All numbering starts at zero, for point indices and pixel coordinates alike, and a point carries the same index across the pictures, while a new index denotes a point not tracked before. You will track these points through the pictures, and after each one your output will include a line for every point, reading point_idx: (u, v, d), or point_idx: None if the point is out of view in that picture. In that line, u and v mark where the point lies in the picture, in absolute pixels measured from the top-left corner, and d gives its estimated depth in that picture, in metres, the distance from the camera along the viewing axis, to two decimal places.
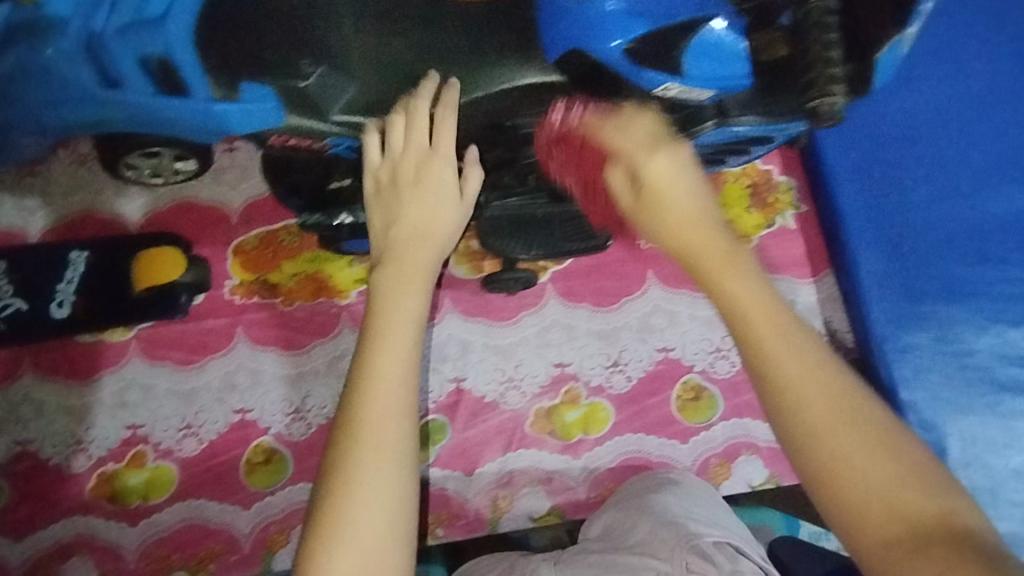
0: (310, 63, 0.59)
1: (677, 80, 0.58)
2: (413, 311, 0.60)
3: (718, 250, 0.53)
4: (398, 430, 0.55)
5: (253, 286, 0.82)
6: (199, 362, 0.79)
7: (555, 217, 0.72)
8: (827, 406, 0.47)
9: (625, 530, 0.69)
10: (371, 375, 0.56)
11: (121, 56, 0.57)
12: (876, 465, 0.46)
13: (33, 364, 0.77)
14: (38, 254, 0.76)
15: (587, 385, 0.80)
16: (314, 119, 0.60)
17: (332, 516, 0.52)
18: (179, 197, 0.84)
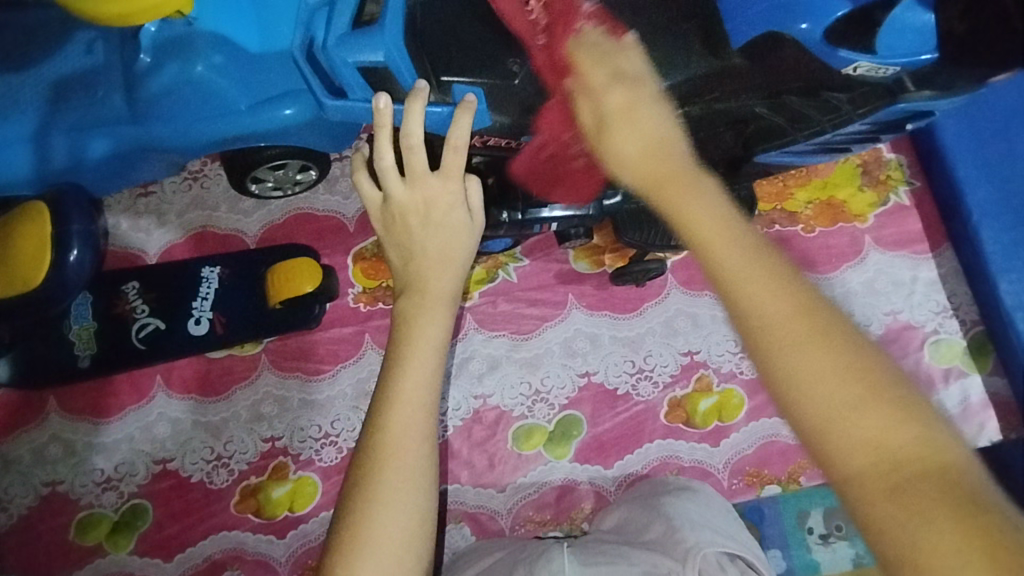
0: (517, 61, 0.57)
1: (868, 58, 0.52)
2: (435, 341, 0.58)
3: (671, 163, 0.48)
4: (411, 458, 0.55)
5: (377, 293, 0.82)
6: (332, 371, 0.80)
7: None
8: (814, 353, 0.41)
9: (639, 527, 0.68)
10: (392, 399, 0.56)
11: (341, 64, 0.54)
12: (867, 412, 0.40)
13: (166, 379, 0.78)
14: (172, 274, 0.79)
15: (717, 372, 0.80)
16: (518, 116, 0.57)
17: (354, 534, 0.53)
18: (295, 208, 0.84)
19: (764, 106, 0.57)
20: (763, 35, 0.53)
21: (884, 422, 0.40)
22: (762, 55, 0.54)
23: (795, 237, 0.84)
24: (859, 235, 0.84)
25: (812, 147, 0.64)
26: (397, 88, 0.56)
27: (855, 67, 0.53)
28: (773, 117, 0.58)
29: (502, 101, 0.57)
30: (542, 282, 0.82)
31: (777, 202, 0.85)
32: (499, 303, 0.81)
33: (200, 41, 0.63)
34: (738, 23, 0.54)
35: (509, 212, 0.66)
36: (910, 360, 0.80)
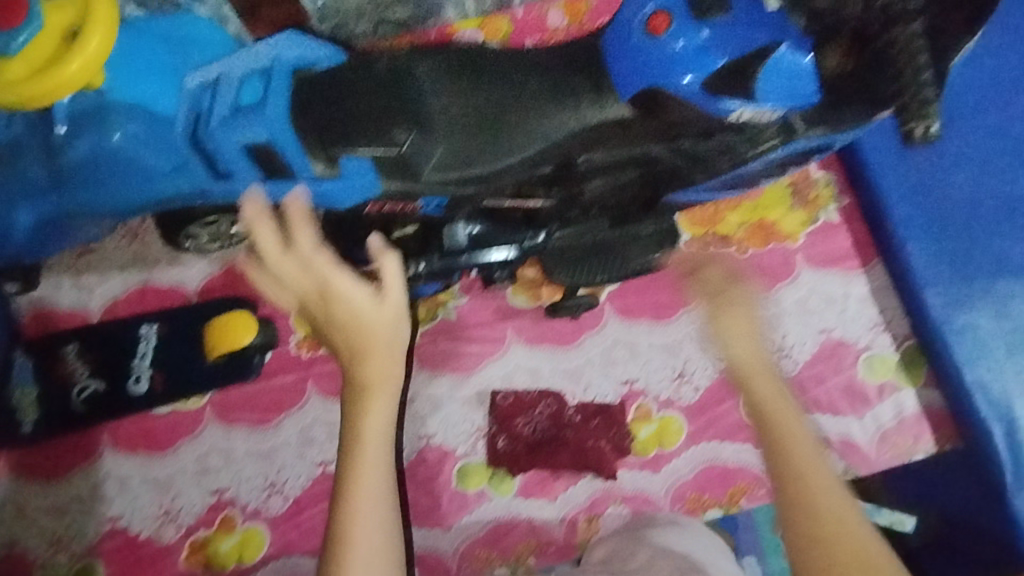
0: (402, 131, 0.60)
1: (750, 104, 0.58)
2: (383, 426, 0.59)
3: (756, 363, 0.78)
4: (381, 516, 0.57)
5: (318, 338, 0.82)
6: (276, 420, 0.81)
7: (615, 241, 0.72)
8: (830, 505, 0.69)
9: (624, 558, 0.68)
10: (353, 489, 0.58)
11: (225, 144, 0.59)
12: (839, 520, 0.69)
13: (112, 436, 0.79)
14: (111, 332, 0.79)
15: (656, 399, 0.81)
16: (410, 181, 0.61)
17: None
18: (235, 258, 0.85)
19: (661, 148, 0.63)
20: (645, 90, 0.59)
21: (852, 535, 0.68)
22: (646, 106, 0.60)
23: (729, 260, 0.85)
24: (791, 255, 0.85)
25: (716, 184, 0.69)
26: (285, 164, 0.60)
27: (739, 114, 0.59)
28: (674, 159, 0.65)
29: (392, 168, 0.60)
30: (480, 319, 0.84)
31: (709, 226, 0.86)
32: (440, 342, 0.83)
33: (117, 112, 0.65)
34: (623, 82, 0.60)
35: (423, 263, 0.69)
36: (844, 377, 0.81)
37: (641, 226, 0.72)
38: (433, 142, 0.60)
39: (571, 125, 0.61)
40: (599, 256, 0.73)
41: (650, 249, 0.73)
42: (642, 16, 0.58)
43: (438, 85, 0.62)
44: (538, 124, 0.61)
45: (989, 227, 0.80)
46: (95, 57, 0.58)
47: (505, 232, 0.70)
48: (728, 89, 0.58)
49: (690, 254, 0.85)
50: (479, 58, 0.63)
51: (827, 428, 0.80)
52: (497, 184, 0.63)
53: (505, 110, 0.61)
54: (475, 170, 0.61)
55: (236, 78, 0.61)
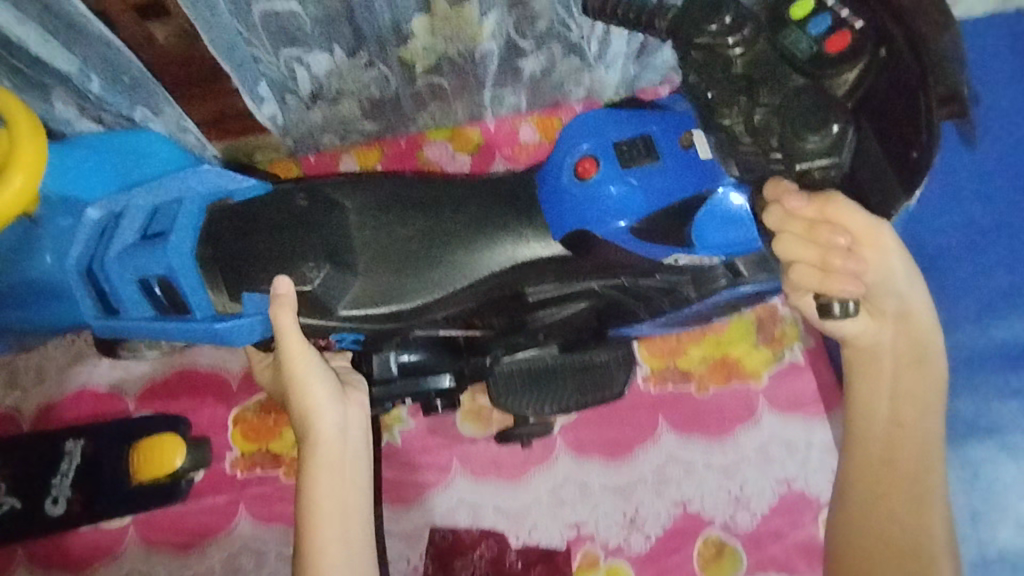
0: (313, 267, 0.61)
1: (684, 252, 0.60)
2: (338, 494, 0.60)
3: (915, 343, 0.53)
4: (337, 545, 0.59)
5: (254, 457, 0.80)
6: (202, 544, 0.77)
7: (566, 367, 0.71)
8: (884, 492, 0.54)
9: None
10: (313, 572, 0.58)
11: (122, 284, 0.64)
12: (887, 496, 0.54)
13: (30, 555, 0.75)
14: (38, 444, 0.75)
15: (604, 546, 0.77)
16: (324, 318, 0.62)
17: None
18: (178, 364, 0.83)
19: (603, 285, 0.65)
20: (575, 234, 0.60)
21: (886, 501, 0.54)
22: (575, 247, 0.61)
23: (687, 397, 0.82)
24: (752, 396, 0.82)
25: (673, 319, 0.73)
26: (181, 302, 0.63)
27: (675, 259, 0.61)
28: (622, 296, 0.66)
29: (305, 303, 0.61)
30: (426, 445, 0.81)
31: (670, 359, 0.84)
32: (381, 469, 0.80)
33: (47, 210, 0.65)
34: (554, 220, 0.61)
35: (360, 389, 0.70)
36: (804, 534, 0.77)
37: (596, 352, 0.72)
38: (350, 278, 0.61)
39: (500, 261, 0.62)
40: (545, 383, 0.71)
41: (601, 382, 0.73)
42: (570, 160, 0.59)
43: (362, 219, 0.63)
44: (457, 263, 0.62)
45: (966, 383, 0.76)
46: (23, 192, 0.58)
47: (444, 360, 0.70)
48: (656, 239, 0.59)
49: (648, 388, 0.83)
50: (406, 190, 0.64)
51: None
52: (422, 319, 0.64)
53: (425, 246, 0.62)
54: (388, 307, 0.61)
55: (145, 209, 0.66)
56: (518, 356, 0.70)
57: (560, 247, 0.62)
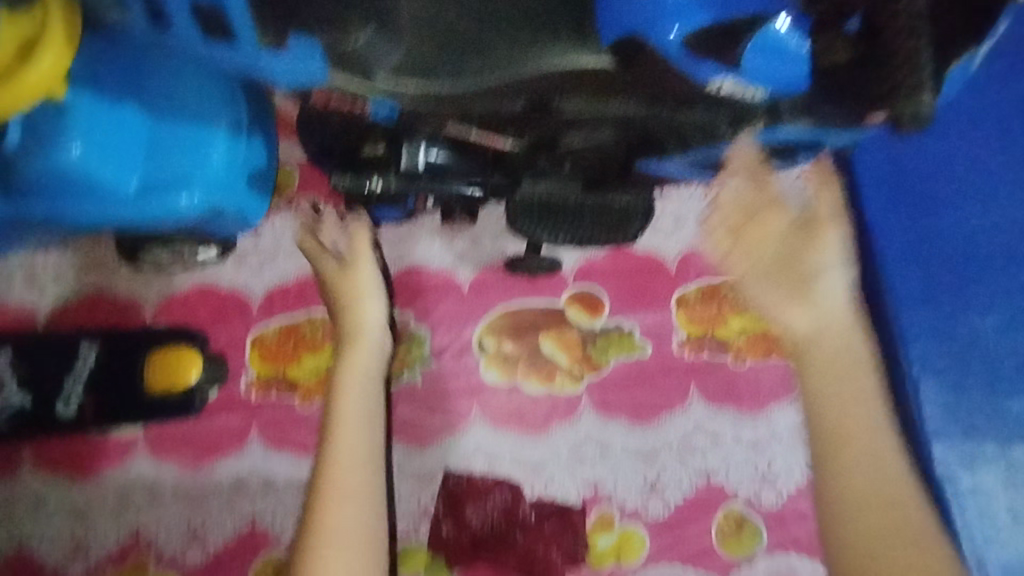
0: (356, 13, 0.50)
1: (732, 76, 0.51)
2: (374, 322, 0.73)
3: (844, 320, 0.68)
4: (360, 461, 0.67)
5: (270, 380, 0.78)
6: (210, 463, 0.75)
7: (585, 206, 0.70)
8: (858, 444, 0.65)
9: None
10: (338, 395, 0.69)
11: None
12: (830, 393, 0.67)
13: (35, 454, 0.74)
14: (47, 344, 0.74)
15: (620, 508, 0.76)
16: (359, 78, 0.52)
17: (317, 532, 0.64)
18: (198, 280, 0.81)
19: (640, 109, 0.56)
20: (630, 37, 0.51)
21: (858, 458, 0.65)
22: (632, 62, 0.52)
23: (722, 368, 0.79)
24: (792, 373, 0.78)
25: (704, 156, 0.68)
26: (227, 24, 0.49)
27: (718, 84, 0.51)
28: (657, 129, 0.59)
29: (343, 61, 0.51)
30: (447, 388, 0.79)
31: (708, 328, 0.80)
32: (400, 407, 0.78)
33: None
34: (609, 21, 0.51)
35: (379, 181, 0.68)
36: None
37: (614, 197, 0.70)
38: (390, 43, 0.52)
39: (559, 64, 0.53)
40: (559, 214, 0.70)
41: (613, 221, 0.72)
42: None
43: None
44: (513, 50, 0.53)
45: None
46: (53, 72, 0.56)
47: (471, 167, 0.67)
48: (704, 53, 0.50)
49: (683, 354, 0.79)
50: None
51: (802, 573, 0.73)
52: (458, 109, 0.56)
53: (478, 31, 0.54)
54: (432, 88, 0.53)
55: None
56: (538, 188, 0.67)
57: (610, 57, 0.53)
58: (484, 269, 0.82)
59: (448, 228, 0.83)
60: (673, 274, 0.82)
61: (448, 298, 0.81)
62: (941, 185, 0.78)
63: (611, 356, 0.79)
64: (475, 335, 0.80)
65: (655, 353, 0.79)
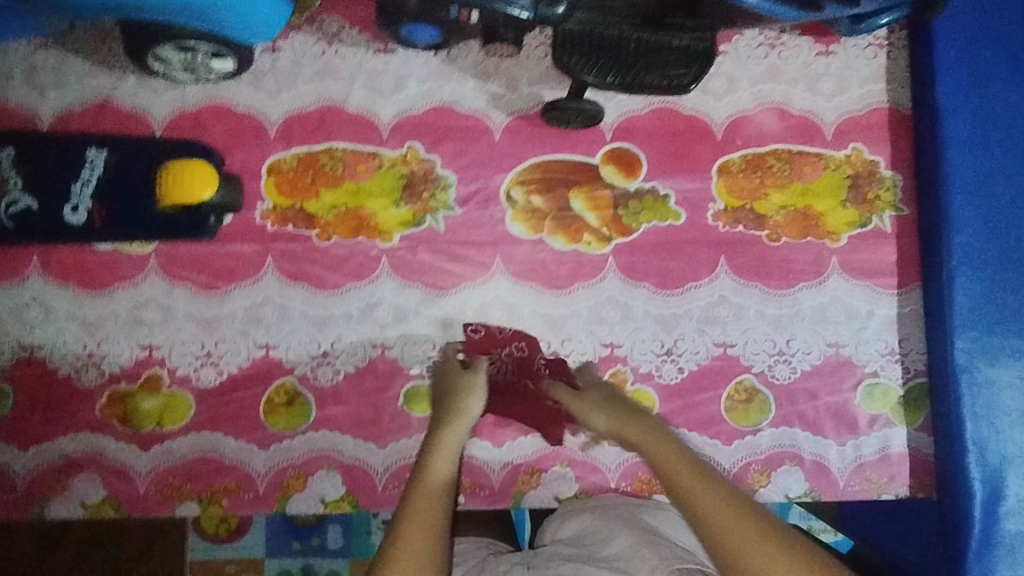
0: None
1: None
2: (455, 442, 0.67)
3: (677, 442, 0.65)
4: (450, 470, 0.65)
5: (287, 213, 0.75)
6: (224, 288, 0.74)
7: (641, 42, 0.66)
8: (748, 532, 0.57)
9: (600, 540, 0.64)
10: (427, 476, 0.64)
11: None
12: (747, 531, 0.57)
13: (43, 261, 0.72)
14: (54, 147, 0.73)
15: (635, 370, 0.75)
16: None
17: (405, 520, 0.60)
18: (212, 98, 0.75)
19: None
20: None
21: (777, 562, 0.55)
22: None
23: (755, 243, 0.76)
24: (826, 254, 0.76)
25: None
26: None
27: None
28: None
29: None
30: (469, 236, 0.75)
31: (747, 200, 0.77)
32: (420, 252, 0.75)
33: None
34: None
35: None
36: (838, 398, 0.75)
37: (674, 36, 0.66)
38: None
39: None
40: (613, 48, 0.65)
41: (671, 63, 0.67)
42: None
43: None
44: None
45: None
46: None
47: None
48: None
49: (717, 225, 0.76)
50: None
51: (804, 445, 0.75)
52: None
53: None
54: None
55: None
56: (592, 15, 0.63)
57: None
58: (518, 116, 0.77)
59: (483, 67, 0.77)
60: (719, 141, 0.77)
61: (477, 142, 0.76)
62: (1009, 61, 0.73)
63: (643, 220, 0.76)
64: (504, 185, 0.76)
65: (688, 221, 0.76)
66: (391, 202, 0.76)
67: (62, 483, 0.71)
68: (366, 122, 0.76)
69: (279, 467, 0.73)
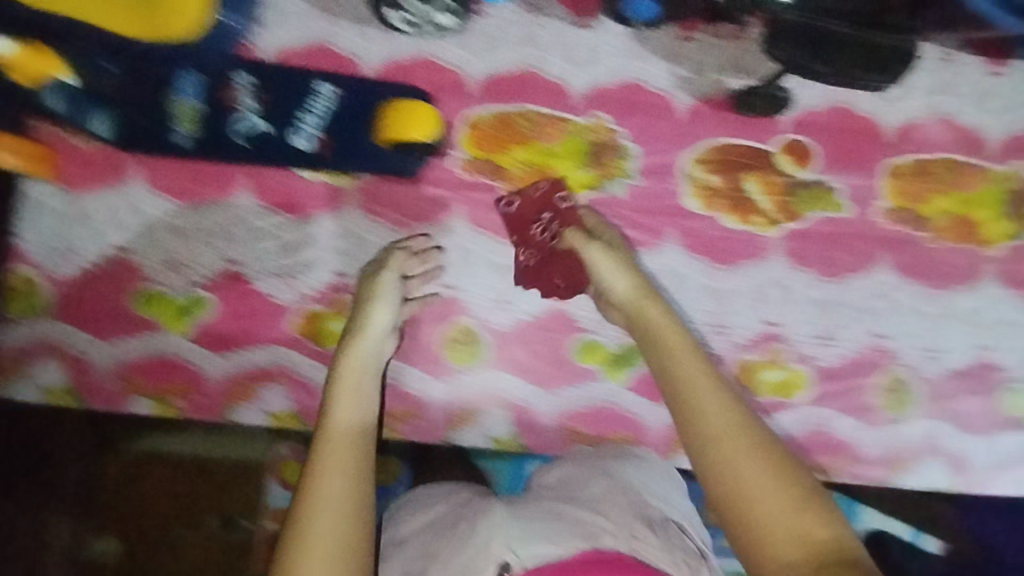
0: None
1: None
2: (368, 356, 0.70)
3: (696, 357, 0.62)
4: (365, 415, 0.65)
5: (481, 165, 0.80)
6: (412, 228, 0.79)
7: None
8: (762, 466, 0.54)
9: (581, 484, 0.68)
10: (328, 428, 0.63)
11: None
12: (748, 466, 0.54)
13: (253, 186, 0.78)
14: (287, 77, 0.76)
15: (795, 350, 0.80)
16: None
17: (309, 501, 0.57)
18: (420, 50, 0.79)
19: None
20: None
21: (756, 471, 0.53)
22: None
23: (914, 243, 0.81)
24: (980, 261, 0.81)
25: None
26: None
27: None
28: None
29: None
30: (647, 206, 0.80)
31: (912, 202, 0.81)
32: (600, 215, 0.80)
33: None
34: None
35: None
36: (981, 398, 0.81)
37: None
38: None
39: None
40: None
41: None
42: None
43: None
44: None
45: None
46: None
47: None
48: None
49: (882, 221, 0.81)
50: None
51: (945, 438, 0.81)
52: None
53: None
54: None
55: None
56: None
57: None
58: (703, 99, 0.81)
59: (674, 50, 0.81)
60: (888, 142, 0.81)
61: (662, 119, 0.81)
62: None
63: (811, 209, 0.80)
64: (682, 162, 0.80)
65: (853, 216, 0.81)
66: (577, 165, 0.80)
67: (250, 390, 0.78)
68: (560, 89, 0.81)
69: (452, 398, 0.81)
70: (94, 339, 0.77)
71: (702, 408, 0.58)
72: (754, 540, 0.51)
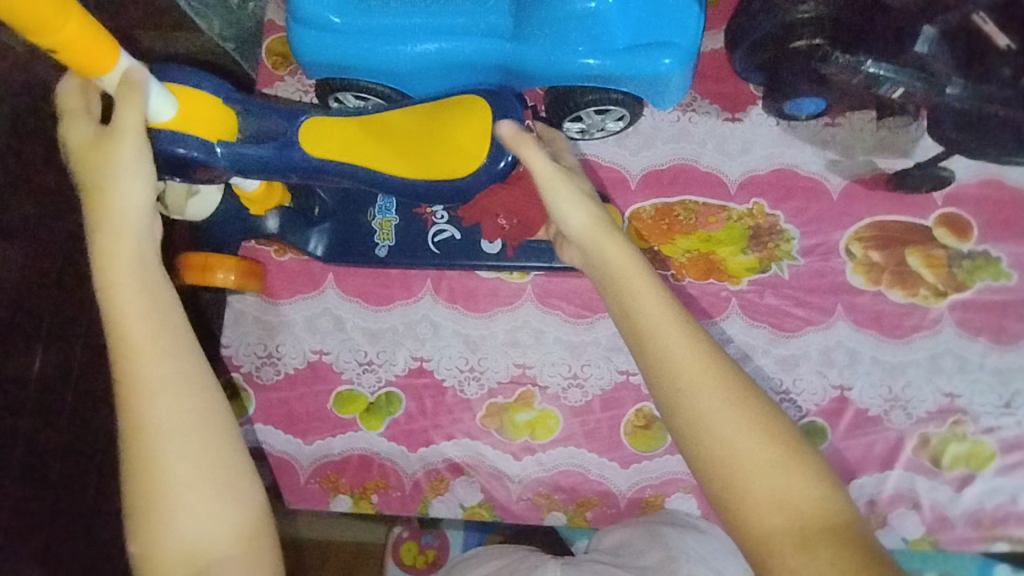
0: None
1: None
2: (139, 240, 0.53)
3: (635, 271, 0.55)
4: (167, 376, 0.51)
5: (647, 255, 0.84)
6: (590, 318, 0.83)
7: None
8: (738, 418, 0.48)
9: (635, 551, 0.71)
10: (123, 371, 0.50)
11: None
12: (725, 421, 0.47)
13: (435, 286, 0.84)
14: None
15: (976, 421, 0.79)
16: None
17: (142, 473, 0.49)
18: (581, 153, 0.86)
19: None
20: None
21: (745, 432, 0.47)
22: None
23: None
24: None
25: None
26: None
27: None
28: None
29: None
30: (812, 285, 0.82)
31: None
32: (767, 296, 0.82)
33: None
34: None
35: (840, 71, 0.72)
36: None
37: None
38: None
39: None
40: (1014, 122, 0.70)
41: None
42: None
43: None
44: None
45: None
46: None
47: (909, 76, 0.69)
48: None
49: None
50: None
51: None
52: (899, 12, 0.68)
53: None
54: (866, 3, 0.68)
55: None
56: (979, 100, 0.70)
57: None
58: (855, 179, 0.84)
59: (821, 136, 0.86)
60: None
61: (818, 200, 0.84)
62: None
63: (976, 279, 0.82)
64: (842, 241, 0.83)
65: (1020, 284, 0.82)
66: (739, 250, 0.83)
67: (443, 484, 0.82)
68: (716, 179, 0.85)
69: (638, 486, 0.80)
70: (301, 443, 0.82)
71: (655, 345, 0.51)
72: (752, 507, 0.46)
